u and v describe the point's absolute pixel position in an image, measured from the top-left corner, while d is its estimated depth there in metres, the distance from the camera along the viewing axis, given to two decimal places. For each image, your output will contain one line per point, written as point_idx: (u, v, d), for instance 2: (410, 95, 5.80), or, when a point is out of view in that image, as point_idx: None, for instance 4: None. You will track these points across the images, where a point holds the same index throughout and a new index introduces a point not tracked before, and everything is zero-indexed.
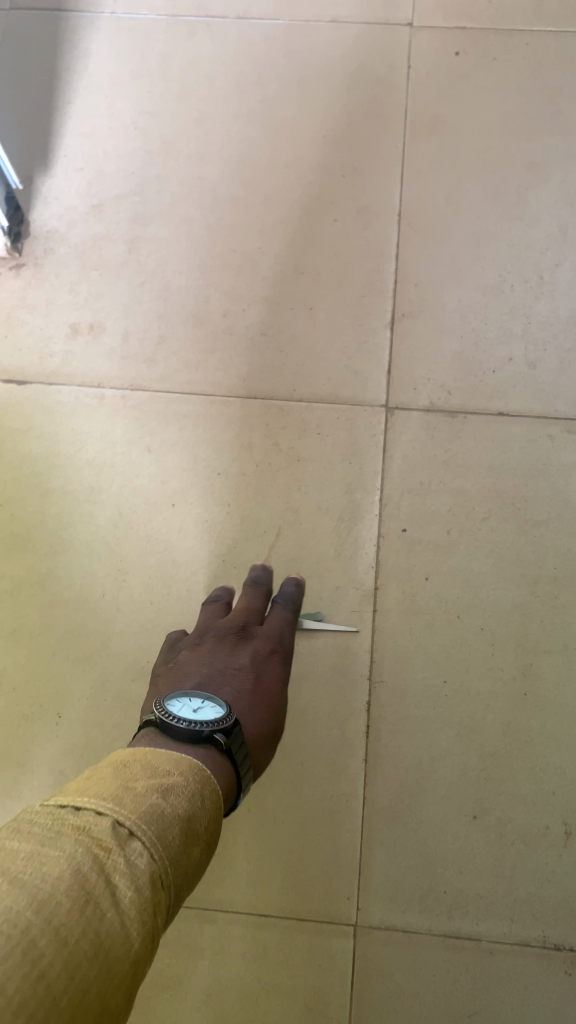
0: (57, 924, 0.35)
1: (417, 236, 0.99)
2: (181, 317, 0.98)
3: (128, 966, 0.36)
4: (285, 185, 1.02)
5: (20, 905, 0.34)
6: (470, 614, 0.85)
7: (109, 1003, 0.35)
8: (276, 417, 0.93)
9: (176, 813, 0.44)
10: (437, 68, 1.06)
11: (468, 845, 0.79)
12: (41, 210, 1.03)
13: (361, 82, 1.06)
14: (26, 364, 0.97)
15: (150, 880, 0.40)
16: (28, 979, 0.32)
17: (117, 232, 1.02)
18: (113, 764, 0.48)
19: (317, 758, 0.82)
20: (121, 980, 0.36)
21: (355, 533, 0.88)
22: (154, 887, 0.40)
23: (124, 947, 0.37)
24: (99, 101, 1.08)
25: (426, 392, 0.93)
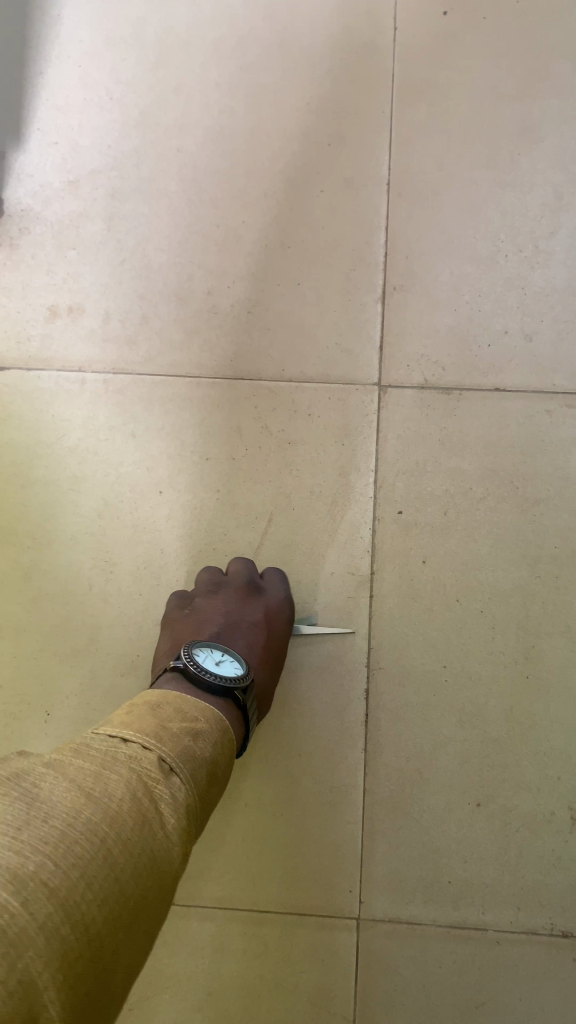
0: (125, 837, 0.42)
1: (406, 206, 0.95)
2: (163, 296, 0.94)
3: (170, 876, 0.45)
4: (268, 156, 0.98)
5: (98, 817, 0.42)
6: (469, 597, 0.83)
7: (157, 901, 0.44)
8: (265, 398, 0.89)
9: (203, 756, 0.52)
10: (425, 27, 1.01)
11: (471, 834, 0.77)
12: (15, 188, 0.99)
13: (346, 45, 1.01)
14: (4, 349, 0.93)
15: (186, 810, 0.48)
16: (107, 879, 0.40)
17: (94, 209, 0.98)
18: (147, 703, 0.56)
19: (315, 750, 0.80)
20: (165, 888, 0.45)
21: (349, 517, 0.85)
22: (189, 816, 0.48)
23: (168, 861, 0.45)
24: (71, 69, 1.03)
25: (419, 368, 0.90)
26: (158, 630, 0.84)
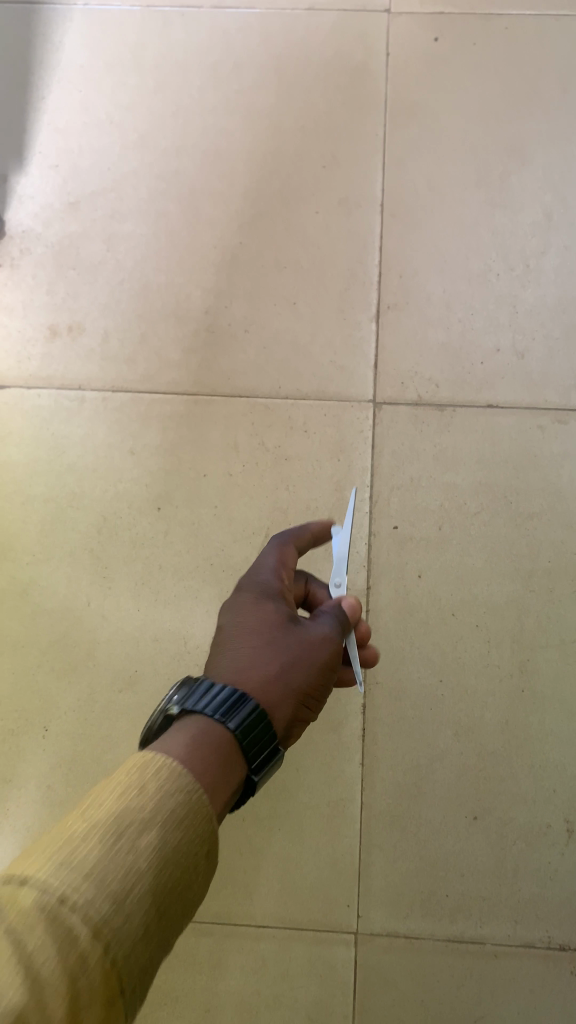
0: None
1: (400, 225, 0.97)
2: (161, 315, 0.95)
3: (99, 986, 0.33)
4: (264, 177, 1.00)
5: None
6: (464, 610, 0.84)
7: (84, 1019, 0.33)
8: (261, 415, 0.91)
9: (153, 804, 0.39)
10: (416, 52, 1.03)
11: (469, 846, 0.77)
12: (15, 210, 1.01)
13: (340, 70, 1.03)
14: (4, 367, 0.94)
15: (114, 890, 0.35)
16: None
17: (93, 230, 0.99)
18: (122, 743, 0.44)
19: (312, 764, 0.80)
20: (97, 1001, 0.33)
21: (345, 532, 0.86)
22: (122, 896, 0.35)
23: (86, 971, 0.33)
24: (71, 94, 1.05)
25: (413, 385, 0.91)
26: (155, 645, 0.84)
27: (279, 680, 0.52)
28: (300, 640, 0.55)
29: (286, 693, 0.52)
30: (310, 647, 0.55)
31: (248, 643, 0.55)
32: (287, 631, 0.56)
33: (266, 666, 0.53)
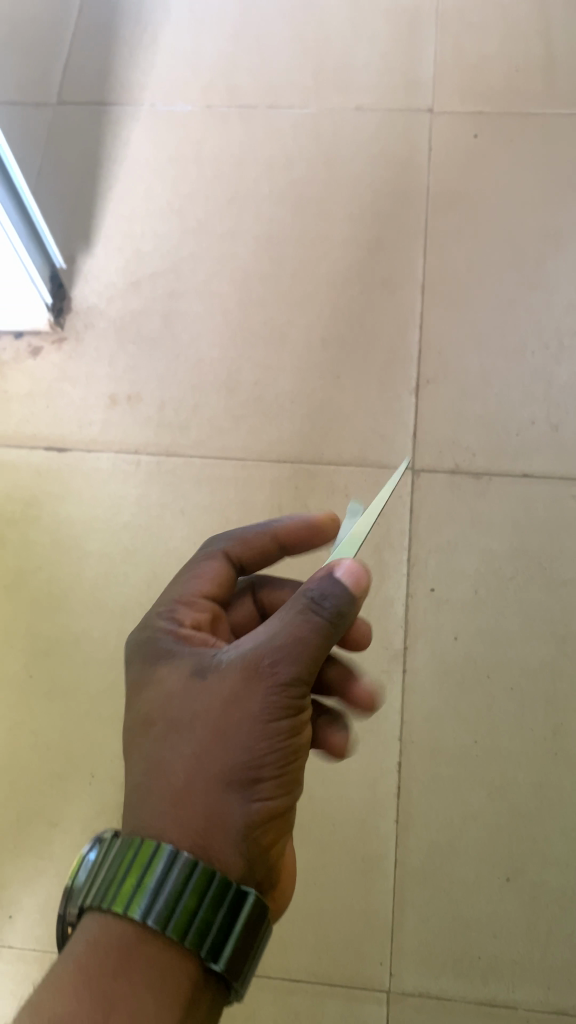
0: None
1: (439, 305, 1.03)
2: (214, 386, 1.02)
3: None
4: (313, 259, 1.07)
5: None
6: (499, 672, 0.86)
7: None
8: (305, 479, 0.95)
9: None
10: (455, 148, 1.12)
11: (501, 908, 0.78)
12: (82, 287, 1.09)
13: (386, 165, 1.12)
14: (67, 432, 1.01)
15: None
16: None
17: (153, 307, 1.07)
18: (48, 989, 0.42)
19: (347, 819, 0.82)
20: None
21: (383, 592, 0.90)
22: None
23: None
24: (137, 184, 1.15)
25: (451, 453, 0.95)
26: None
27: (215, 810, 0.47)
28: (235, 726, 0.48)
29: (233, 796, 0.47)
30: (252, 725, 0.48)
31: (175, 742, 0.49)
32: (216, 721, 0.48)
33: (181, 818, 0.46)
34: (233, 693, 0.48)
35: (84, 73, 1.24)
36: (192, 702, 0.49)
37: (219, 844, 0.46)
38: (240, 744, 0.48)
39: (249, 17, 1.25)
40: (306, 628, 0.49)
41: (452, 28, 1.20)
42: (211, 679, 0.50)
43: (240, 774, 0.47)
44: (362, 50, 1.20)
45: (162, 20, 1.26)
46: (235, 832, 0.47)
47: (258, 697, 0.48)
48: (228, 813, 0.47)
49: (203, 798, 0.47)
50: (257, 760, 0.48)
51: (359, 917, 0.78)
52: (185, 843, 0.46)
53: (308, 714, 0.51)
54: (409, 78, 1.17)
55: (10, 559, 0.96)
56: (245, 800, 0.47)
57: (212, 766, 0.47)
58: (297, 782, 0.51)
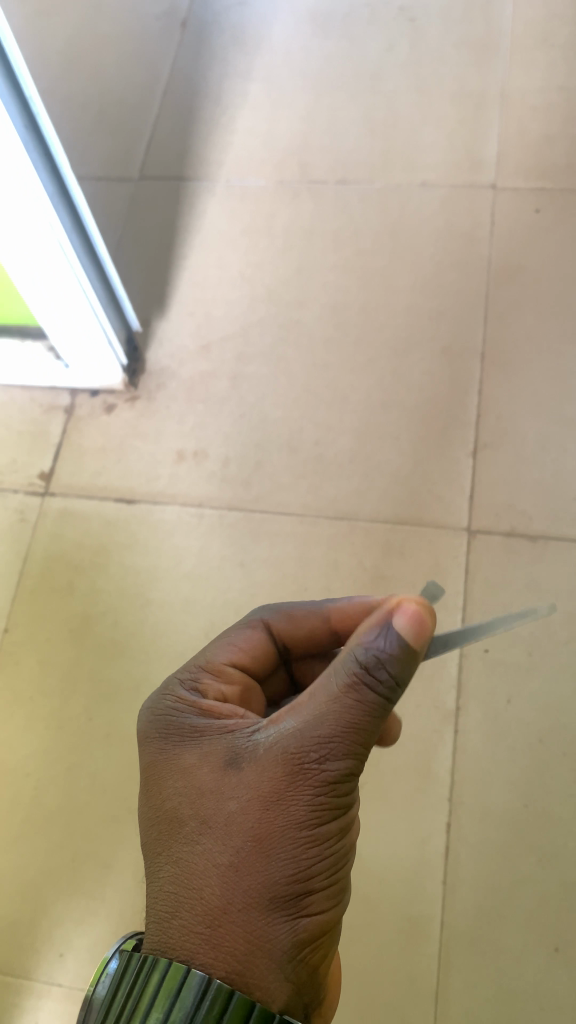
0: None
1: (498, 373, 1.06)
2: (276, 445, 1.06)
3: None
4: (376, 326, 1.12)
5: None
6: (551, 738, 0.86)
7: None
8: (362, 537, 0.98)
9: None
10: (518, 222, 1.16)
11: (549, 981, 0.76)
12: (155, 350, 1.16)
13: (448, 237, 1.16)
14: (135, 485, 1.06)
15: None
16: None
17: (222, 369, 1.12)
18: None
19: (394, 878, 0.82)
20: None
21: (436, 651, 0.91)
22: None
23: None
24: (211, 254, 1.22)
25: (507, 517, 0.97)
26: None
27: (257, 930, 0.45)
28: (275, 834, 0.46)
29: (276, 913, 0.45)
30: (294, 832, 0.46)
31: (210, 850, 0.46)
32: (255, 828, 0.46)
33: (222, 941, 0.44)
34: (272, 795, 0.46)
35: (165, 151, 1.32)
36: (226, 800, 0.47)
37: (262, 970, 0.44)
38: (281, 853, 0.46)
39: (322, 99, 1.32)
40: (365, 704, 0.46)
41: (517, 110, 1.25)
42: (245, 775, 0.47)
43: (283, 889, 0.45)
44: (428, 130, 1.26)
45: (240, 102, 1.35)
46: (282, 956, 0.45)
47: (301, 800, 0.46)
48: (272, 935, 0.45)
49: (243, 918, 0.45)
50: (301, 872, 0.46)
51: (404, 980, 0.78)
52: (225, 971, 0.44)
53: (352, 814, 0.49)
54: (474, 157, 1.23)
55: (77, 605, 1.00)
56: (289, 916, 0.45)
57: (250, 881, 0.45)
58: (343, 889, 0.49)
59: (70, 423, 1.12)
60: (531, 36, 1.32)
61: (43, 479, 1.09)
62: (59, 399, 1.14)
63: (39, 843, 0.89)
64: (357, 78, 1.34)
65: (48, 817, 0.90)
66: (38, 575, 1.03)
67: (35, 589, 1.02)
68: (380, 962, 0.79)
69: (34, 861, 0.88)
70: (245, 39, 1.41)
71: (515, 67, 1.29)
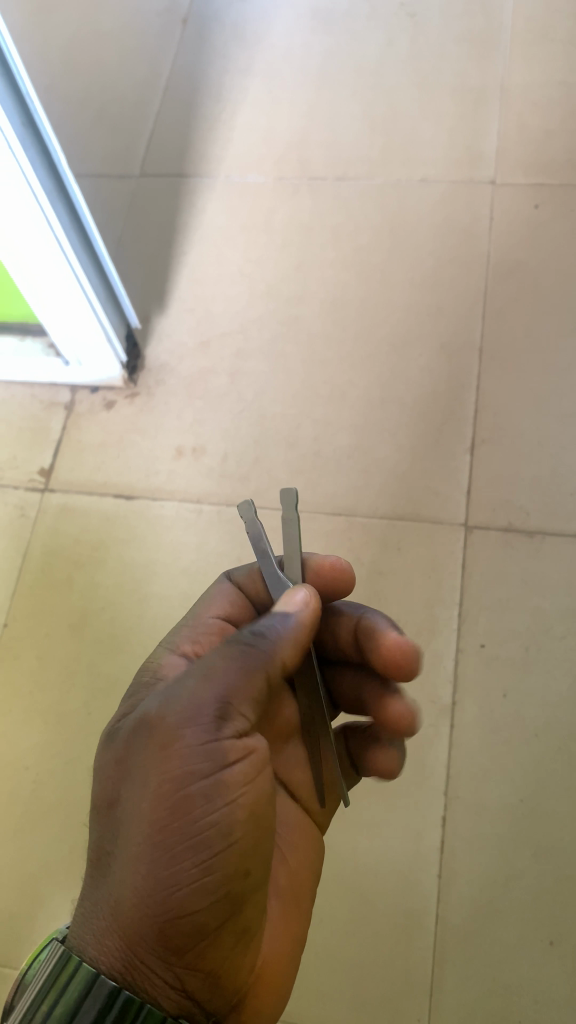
0: None
1: (496, 369, 1.06)
2: (275, 441, 1.06)
3: None
4: (375, 322, 1.12)
5: None
6: (548, 734, 0.86)
7: None
8: (359, 533, 0.98)
9: None
10: (516, 219, 1.16)
11: (543, 974, 0.77)
12: (155, 347, 1.16)
13: (448, 233, 1.16)
14: (135, 481, 1.07)
15: None
16: None
17: (221, 366, 1.13)
18: None
19: (389, 872, 0.82)
20: None
21: (432, 647, 0.91)
22: None
23: None
24: (210, 250, 1.22)
25: (504, 513, 0.97)
26: None
27: (134, 920, 0.47)
28: (135, 812, 0.48)
29: (142, 900, 0.47)
30: (153, 801, 0.47)
31: (103, 838, 0.50)
32: (128, 812, 0.48)
33: (109, 930, 0.47)
34: (136, 769, 0.49)
35: (165, 148, 1.33)
36: (105, 779, 0.51)
37: (136, 955, 0.47)
38: (138, 832, 0.47)
39: (322, 95, 1.32)
40: (227, 667, 0.50)
41: (516, 105, 1.25)
42: (119, 748, 0.51)
43: (149, 873, 0.47)
44: (429, 126, 1.26)
45: (240, 99, 1.35)
46: (153, 941, 0.47)
47: (157, 769, 0.48)
48: (141, 920, 0.47)
49: (114, 908, 0.47)
50: (163, 850, 0.47)
51: (398, 973, 0.78)
52: (104, 958, 0.46)
53: (236, 776, 0.48)
54: (474, 152, 1.22)
55: (76, 601, 1.01)
56: (156, 900, 0.46)
57: (120, 860, 0.48)
58: (236, 874, 0.48)
59: (70, 420, 1.13)
60: (532, 32, 1.31)
61: (43, 476, 1.09)
62: (59, 396, 1.14)
63: (38, 836, 0.90)
64: (357, 74, 1.34)
65: (47, 811, 0.90)
66: (38, 571, 1.03)
67: (35, 585, 1.03)
68: (375, 956, 0.79)
69: (34, 855, 0.89)
70: (245, 35, 1.41)
71: (516, 63, 1.29)
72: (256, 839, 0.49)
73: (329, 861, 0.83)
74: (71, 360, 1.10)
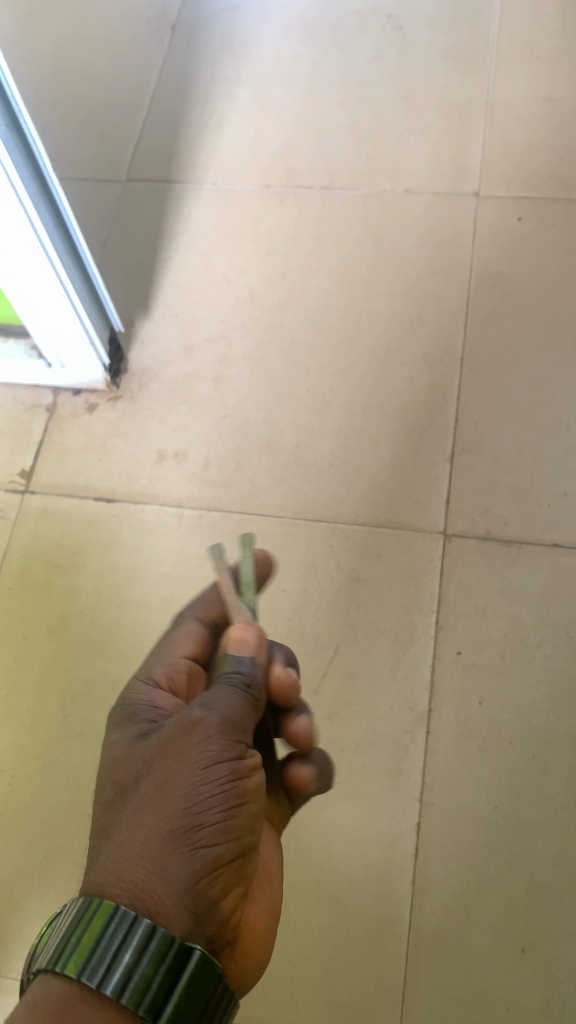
0: None
1: (476, 380, 1.07)
2: (257, 447, 1.07)
3: None
4: (358, 331, 1.13)
5: None
6: (523, 742, 0.87)
7: None
8: (339, 540, 0.99)
9: None
10: (499, 232, 1.17)
11: (515, 983, 0.77)
12: (138, 352, 1.16)
13: (432, 244, 1.18)
14: (116, 485, 1.07)
15: None
16: None
17: (205, 372, 1.13)
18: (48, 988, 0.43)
19: (364, 877, 0.82)
20: None
21: (410, 654, 0.92)
22: None
23: None
24: (196, 257, 1.23)
25: (483, 521, 0.98)
26: None
27: (165, 854, 0.47)
28: (169, 768, 0.49)
29: (173, 838, 0.47)
30: (188, 754, 0.50)
31: (123, 800, 0.49)
32: (158, 770, 0.49)
33: (139, 866, 0.46)
34: (171, 735, 0.51)
35: (152, 154, 1.33)
36: (133, 761, 0.51)
37: (164, 894, 0.46)
38: (172, 785, 0.49)
39: (310, 106, 1.33)
40: (228, 693, 0.53)
41: (501, 120, 1.27)
42: (148, 742, 0.52)
43: (177, 823, 0.48)
44: (414, 139, 1.27)
45: (228, 107, 1.36)
46: (183, 882, 0.46)
47: (193, 730, 0.50)
48: (172, 864, 0.46)
49: (143, 847, 0.47)
50: (194, 803, 0.48)
51: (371, 977, 0.78)
52: (132, 894, 0.45)
53: (245, 764, 0.51)
54: (459, 166, 1.24)
55: (55, 604, 1.00)
56: (186, 844, 0.47)
57: (149, 806, 0.48)
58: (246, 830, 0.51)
59: (52, 423, 1.12)
60: (517, 48, 1.33)
61: (24, 478, 1.09)
62: (41, 399, 1.14)
63: (11, 840, 0.89)
64: (344, 85, 1.35)
65: (22, 815, 0.90)
66: (17, 573, 1.03)
67: (14, 586, 1.02)
68: (348, 960, 0.79)
69: (7, 858, 0.88)
70: (234, 44, 1.42)
71: (501, 79, 1.30)
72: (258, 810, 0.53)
73: (304, 867, 0.83)
74: (54, 362, 1.10)
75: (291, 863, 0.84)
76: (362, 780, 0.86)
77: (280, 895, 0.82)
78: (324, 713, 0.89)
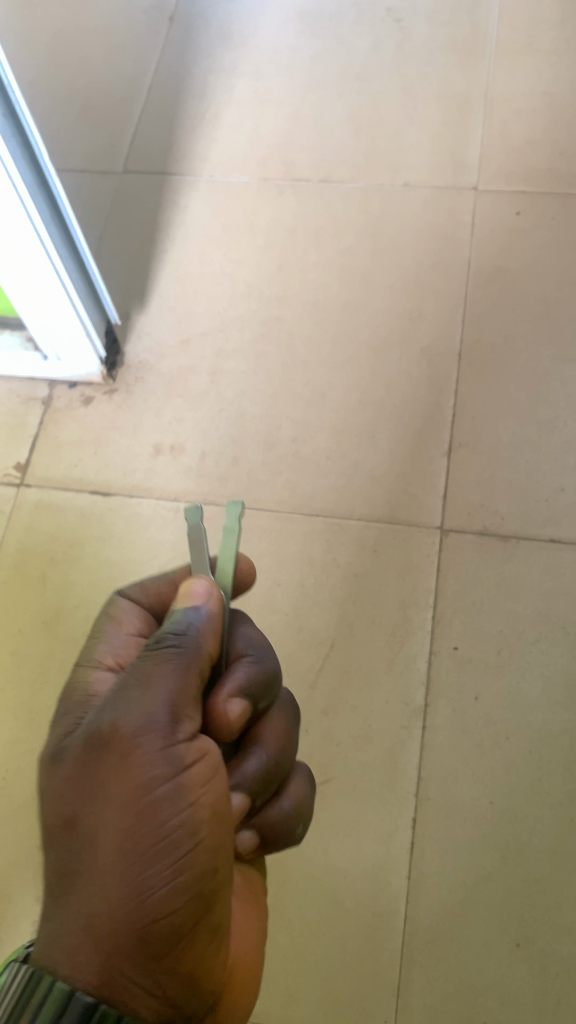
0: None
1: (474, 374, 1.07)
2: (253, 441, 1.06)
3: None
4: (355, 325, 1.12)
5: None
6: (518, 737, 0.87)
7: None
8: (336, 534, 0.98)
9: None
10: (498, 227, 1.17)
11: (510, 978, 0.77)
12: (135, 345, 1.15)
13: (430, 238, 1.17)
14: (112, 478, 1.06)
15: None
16: None
17: (201, 365, 1.13)
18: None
19: (359, 872, 0.82)
20: None
21: (406, 649, 0.91)
22: None
23: None
24: (193, 249, 1.22)
25: (480, 516, 0.98)
26: None
27: (110, 927, 0.43)
28: (98, 818, 0.44)
29: (115, 906, 0.43)
30: (116, 803, 0.44)
31: (61, 855, 0.45)
32: (87, 821, 0.45)
33: (85, 941, 0.42)
34: (94, 775, 0.45)
35: (149, 146, 1.32)
36: (57, 800, 0.46)
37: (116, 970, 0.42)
38: (105, 841, 0.44)
39: (307, 98, 1.33)
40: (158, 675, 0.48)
41: (500, 113, 1.26)
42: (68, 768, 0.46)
43: (114, 884, 0.43)
44: (412, 132, 1.27)
45: (226, 99, 1.35)
46: (134, 952, 0.43)
47: (116, 771, 0.45)
48: (117, 935, 0.42)
49: (84, 920, 0.43)
50: (133, 860, 0.43)
51: (366, 972, 0.78)
52: (81, 976, 0.42)
53: (193, 783, 0.46)
54: (457, 159, 1.23)
55: (51, 598, 1.00)
56: (130, 910, 0.43)
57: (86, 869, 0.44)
58: (209, 866, 0.45)
59: (47, 416, 1.12)
60: (516, 41, 1.33)
61: (19, 471, 1.09)
62: (37, 391, 1.14)
63: (6, 834, 0.89)
64: (343, 77, 1.34)
65: (16, 809, 0.90)
66: (12, 567, 1.03)
67: (9, 580, 1.02)
68: (343, 955, 0.79)
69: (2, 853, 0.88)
70: (231, 35, 1.41)
71: (500, 71, 1.30)
72: (223, 832, 0.47)
73: (300, 862, 0.83)
74: (49, 355, 1.09)
75: (286, 858, 0.84)
76: (359, 775, 0.86)
77: (276, 891, 0.82)
78: (321, 708, 0.89)
